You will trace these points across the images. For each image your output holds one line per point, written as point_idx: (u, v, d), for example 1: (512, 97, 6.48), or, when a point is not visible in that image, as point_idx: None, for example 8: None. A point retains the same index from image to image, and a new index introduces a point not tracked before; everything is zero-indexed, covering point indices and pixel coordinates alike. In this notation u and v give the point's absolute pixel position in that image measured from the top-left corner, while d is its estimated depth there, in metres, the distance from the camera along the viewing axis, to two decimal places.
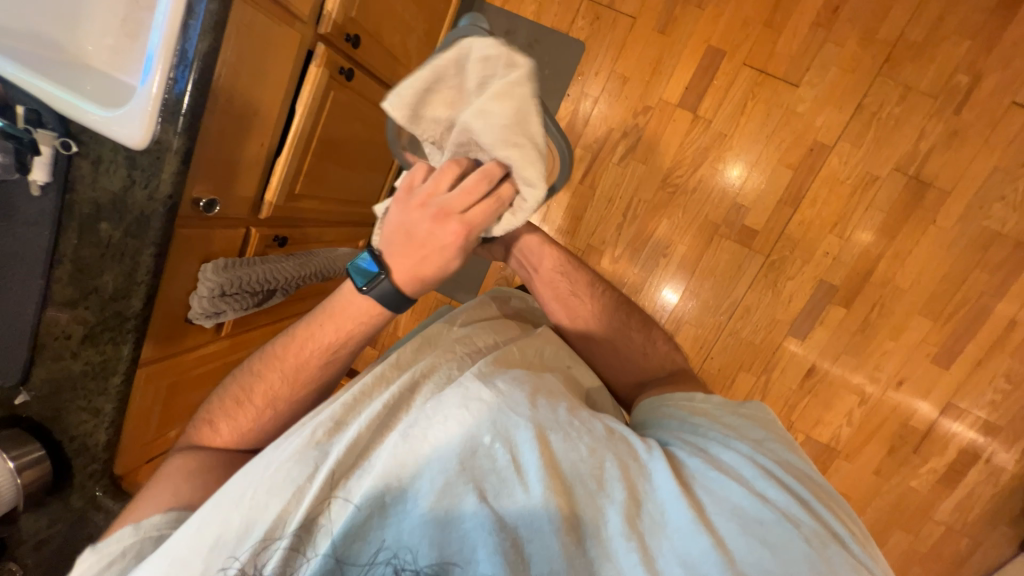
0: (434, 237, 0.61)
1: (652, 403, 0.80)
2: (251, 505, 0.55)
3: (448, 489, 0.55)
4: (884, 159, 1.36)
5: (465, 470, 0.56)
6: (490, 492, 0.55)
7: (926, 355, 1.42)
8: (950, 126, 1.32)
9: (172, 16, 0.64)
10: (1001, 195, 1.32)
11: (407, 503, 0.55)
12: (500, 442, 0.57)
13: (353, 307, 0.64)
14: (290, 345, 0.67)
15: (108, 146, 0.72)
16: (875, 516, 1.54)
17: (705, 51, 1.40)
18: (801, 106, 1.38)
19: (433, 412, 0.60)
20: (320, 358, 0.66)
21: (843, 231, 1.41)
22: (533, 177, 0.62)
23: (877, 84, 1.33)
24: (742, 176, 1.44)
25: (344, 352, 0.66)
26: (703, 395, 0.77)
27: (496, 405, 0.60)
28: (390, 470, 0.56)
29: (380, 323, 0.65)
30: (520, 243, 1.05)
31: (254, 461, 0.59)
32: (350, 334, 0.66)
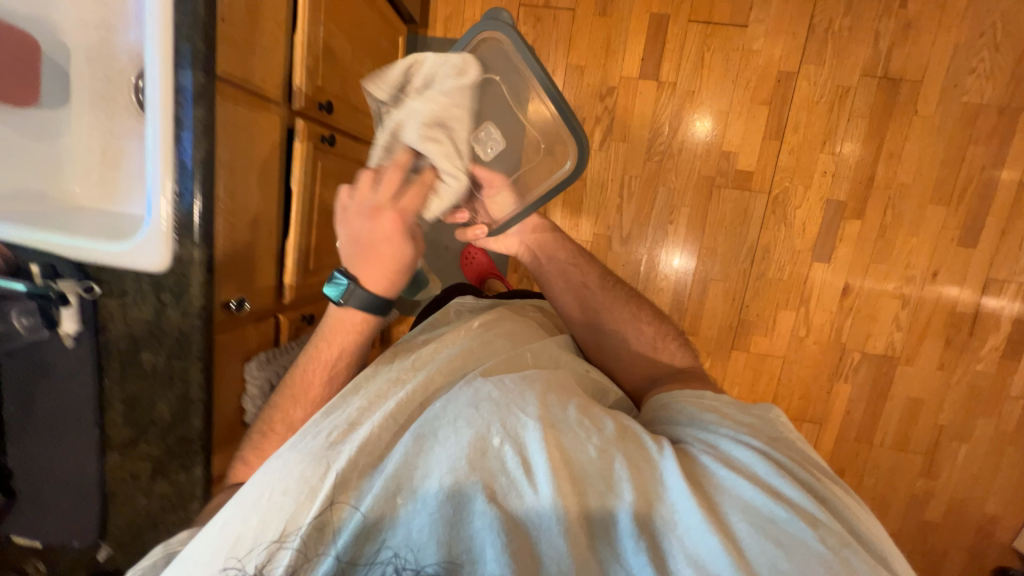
0: (373, 233, 0.74)
1: (664, 399, 0.84)
2: (267, 506, 0.57)
3: (456, 488, 0.55)
4: (850, 69, 1.38)
5: (473, 469, 0.56)
6: (499, 493, 0.56)
7: (951, 241, 1.43)
8: (902, 20, 1.35)
9: (163, 133, 0.64)
10: (970, 69, 1.35)
11: (418, 508, 0.55)
12: (508, 442, 0.59)
13: (341, 322, 0.77)
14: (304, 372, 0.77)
15: (130, 277, 0.71)
16: (954, 411, 1.52)
17: (650, 20, 1.43)
18: (755, 44, 1.40)
19: (444, 415, 0.63)
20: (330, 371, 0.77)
21: (833, 147, 1.42)
22: (454, 170, 0.76)
23: (821, 2, 1.36)
24: (715, 136, 1.46)
25: (341, 364, 0.77)
26: (713, 394, 0.80)
27: (503, 403, 0.63)
28: (400, 472, 0.57)
29: (364, 332, 0.78)
30: (536, 234, 1.07)
31: (270, 463, 0.63)
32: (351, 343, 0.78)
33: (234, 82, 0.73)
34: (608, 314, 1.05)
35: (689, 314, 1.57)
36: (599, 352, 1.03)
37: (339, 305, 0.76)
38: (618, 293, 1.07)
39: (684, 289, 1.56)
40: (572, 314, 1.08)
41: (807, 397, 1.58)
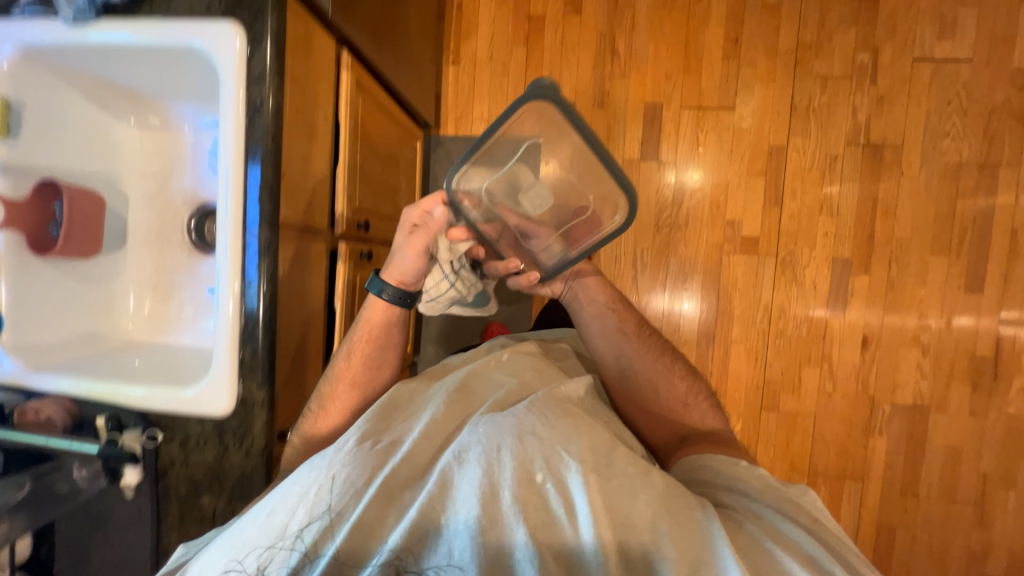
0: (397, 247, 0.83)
1: (693, 462, 0.80)
2: (306, 508, 0.56)
3: (494, 519, 0.52)
4: (835, 140, 1.50)
5: (517, 501, 0.53)
6: (538, 529, 0.52)
7: (959, 287, 1.48)
8: (875, 95, 1.48)
9: (232, 288, 0.70)
10: (944, 132, 1.46)
11: (457, 532, 0.52)
12: (552, 478, 0.55)
13: (375, 312, 0.84)
14: (343, 364, 0.82)
15: (194, 421, 0.72)
16: (995, 455, 1.50)
17: (645, 109, 1.55)
18: (744, 123, 1.52)
19: (486, 437, 0.59)
20: (364, 360, 0.82)
21: (831, 206, 1.51)
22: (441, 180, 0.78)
23: (799, 84, 1.50)
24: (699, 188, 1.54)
25: (374, 352, 0.83)
26: (750, 464, 0.76)
27: (549, 439, 0.59)
28: (438, 491, 0.55)
29: (393, 321, 0.85)
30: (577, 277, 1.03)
31: (304, 468, 0.61)
32: (382, 334, 0.84)
33: (291, 227, 0.79)
34: (637, 376, 0.99)
35: (714, 376, 1.58)
36: (642, 413, 0.98)
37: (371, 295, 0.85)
38: (652, 342, 1.02)
39: (706, 352, 1.58)
40: (606, 361, 1.01)
41: (845, 452, 1.55)
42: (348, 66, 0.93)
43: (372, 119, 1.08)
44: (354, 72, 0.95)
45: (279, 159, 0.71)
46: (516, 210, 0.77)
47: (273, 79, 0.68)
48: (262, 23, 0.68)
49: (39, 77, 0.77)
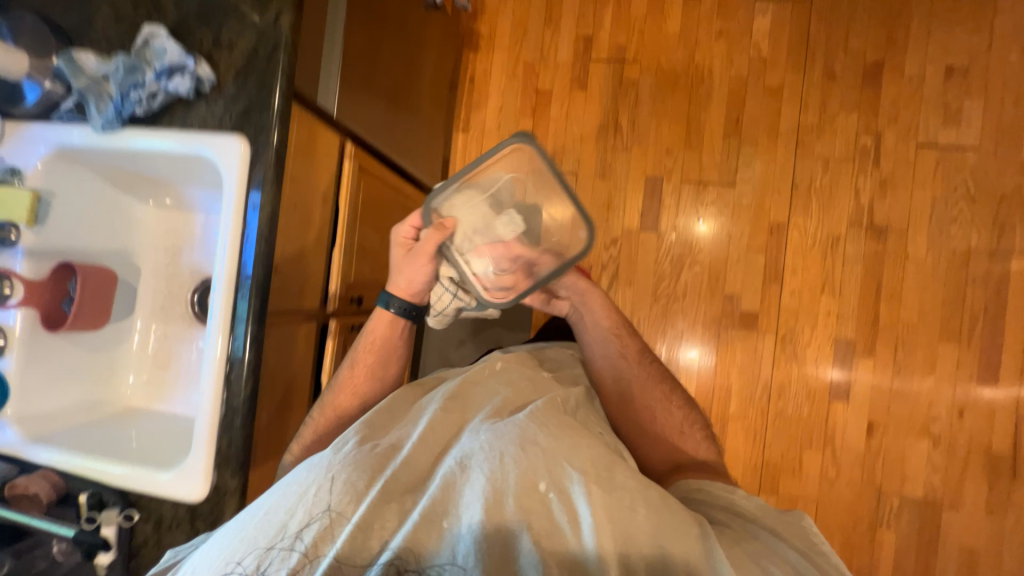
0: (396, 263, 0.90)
1: (688, 491, 0.78)
2: (309, 507, 0.54)
3: (499, 525, 0.52)
4: (837, 220, 1.49)
5: (521, 508, 0.53)
6: (543, 536, 0.52)
7: (970, 378, 1.42)
8: (878, 177, 1.48)
9: (215, 379, 0.73)
10: (951, 218, 1.44)
11: (463, 537, 0.52)
12: (555, 488, 0.55)
13: (376, 328, 0.92)
14: (346, 374, 0.90)
15: (168, 504, 0.75)
16: (1016, 563, 1.39)
17: (645, 181, 1.58)
18: (744, 199, 1.54)
19: (489, 447, 0.59)
20: (366, 370, 0.90)
21: (833, 287, 1.48)
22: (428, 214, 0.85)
23: (799, 165, 1.51)
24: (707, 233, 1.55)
25: (373, 364, 0.91)
26: (745, 491, 0.74)
27: (552, 449, 0.59)
28: (442, 495, 0.55)
29: (393, 335, 0.92)
30: (583, 294, 1.08)
31: (308, 464, 0.61)
32: (385, 347, 0.92)
33: (279, 315, 0.83)
34: None
35: None
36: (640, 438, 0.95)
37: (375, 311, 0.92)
38: (653, 371, 1.02)
39: None
40: (604, 380, 1.01)
41: (850, 545, 1.46)
42: (350, 155, 0.98)
43: (376, 196, 1.14)
44: (356, 160, 1.01)
45: (272, 259, 0.76)
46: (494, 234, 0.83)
47: (270, 187, 0.74)
48: (266, 136, 0.74)
49: (71, 170, 0.85)
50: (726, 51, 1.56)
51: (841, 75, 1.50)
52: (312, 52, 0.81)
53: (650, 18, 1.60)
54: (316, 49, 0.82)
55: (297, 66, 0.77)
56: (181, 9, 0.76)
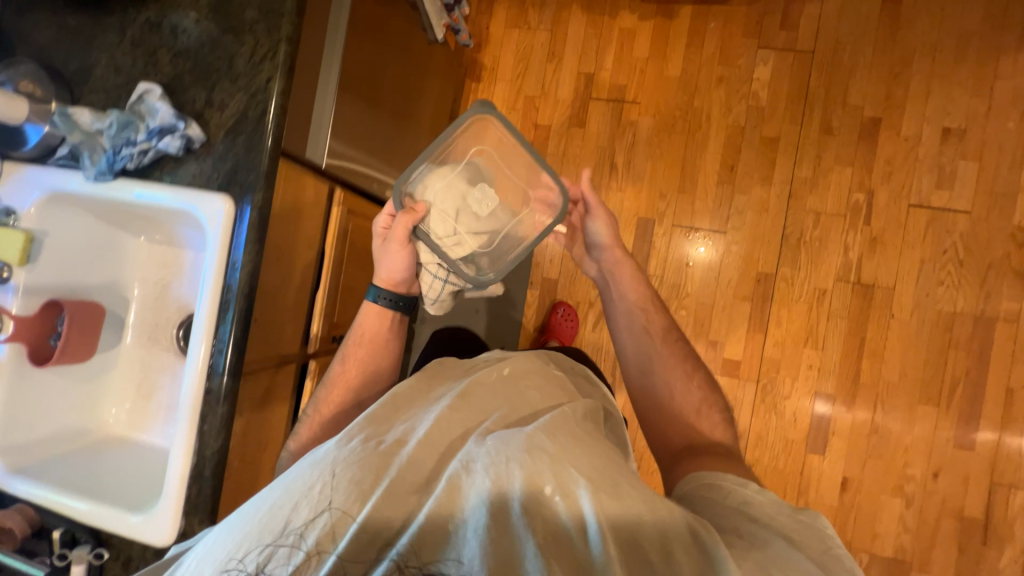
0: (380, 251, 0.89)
1: (694, 488, 0.69)
2: (311, 505, 0.51)
3: (504, 531, 0.49)
4: (825, 274, 1.50)
5: (528, 514, 0.49)
6: (552, 542, 0.49)
7: (947, 440, 1.43)
8: (868, 235, 1.48)
9: (189, 428, 0.76)
10: (939, 280, 1.44)
11: (466, 539, 0.49)
12: (561, 495, 0.51)
13: (369, 323, 0.89)
14: (338, 369, 0.87)
15: (137, 546, 0.79)
16: None
17: (637, 223, 1.60)
18: (734, 247, 1.55)
19: (495, 449, 0.54)
20: (358, 362, 0.87)
21: (817, 341, 1.49)
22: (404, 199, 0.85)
23: (791, 217, 1.52)
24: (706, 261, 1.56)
25: (364, 357, 0.88)
26: (758, 486, 0.65)
27: (561, 454, 0.54)
28: (445, 497, 0.51)
29: (387, 327, 0.90)
30: (616, 264, 1.01)
31: (307, 454, 0.57)
32: (379, 342, 0.89)
33: (257, 364, 0.86)
34: None
35: None
36: (653, 420, 0.89)
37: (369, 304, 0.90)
38: (677, 348, 0.94)
39: None
40: (624, 348, 0.96)
41: None
42: (340, 201, 1.01)
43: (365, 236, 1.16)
44: (346, 205, 1.04)
45: (251, 316, 0.79)
46: (470, 208, 0.84)
47: (252, 248, 0.77)
48: (251, 197, 0.77)
49: (64, 208, 0.88)
50: (725, 97, 1.56)
51: (837, 130, 1.51)
52: (302, 110, 0.83)
53: (652, 58, 1.60)
54: (306, 105, 0.84)
55: (285, 127, 0.79)
56: (177, 65, 0.78)
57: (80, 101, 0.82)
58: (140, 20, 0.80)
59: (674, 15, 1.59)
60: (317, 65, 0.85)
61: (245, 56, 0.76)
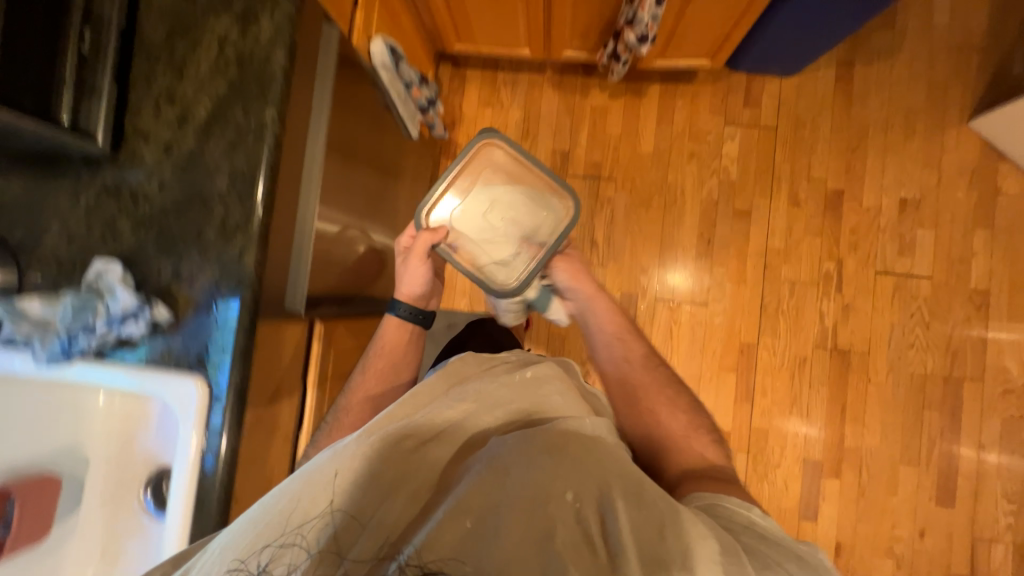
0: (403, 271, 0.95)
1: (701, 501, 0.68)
2: (328, 502, 0.49)
3: (528, 531, 0.46)
4: (804, 343, 1.54)
5: (553, 512, 0.47)
6: (576, 545, 0.46)
7: (929, 499, 1.48)
8: (841, 302, 1.54)
9: None
10: (909, 344, 1.51)
11: (488, 538, 0.45)
12: (588, 495, 0.50)
13: (391, 337, 0.97)
14: (360, 378, 0.94)
15: None
16: None
17: (620, 298, 1.60)
18: (716, 319, 1.57)
19: (519, 446, 0.53)
20: (378, 374, 0.94)
21: (801, 409, 1.53)
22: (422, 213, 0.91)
23: (768, 287, 1.56)
24: (688, 338, 1.57)
25: (383, 366, 0.95)
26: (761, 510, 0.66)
27: (585, 456, 0.54)
28: (469, 494, 0.48)
29: (406, 338, 0.98)
30: (586, 298, 0.98)
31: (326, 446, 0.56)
32: (398, 353, 0.97)
33: None
34: None
35: None
36: None
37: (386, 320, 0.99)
38: (658, 376, 0.93)
39: None
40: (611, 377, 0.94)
41: None
42: (320, 334, 0.94)
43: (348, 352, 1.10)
44: (326, 336, 0.97)
45: (230, 508, 0.72)
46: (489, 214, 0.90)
47: (231, 431, 0.71)
48: (229, 377, 0.71)
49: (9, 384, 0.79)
50: (697, 172, 1.60)
51: (804, 202, 1.57)
52: (280, 266, 0.79)
53: (625, 135, 1.63)
54: (284, 260, 0.79)
55: (263, 294, 0.74)
56: (139, 234, 0.73)
57: (28, 272, 0.75)
58: (96, 185, 0.74)
59: (643, 92, 1.62)
60: (295, 216, 0.81)
61: (215, 226, 0.72)
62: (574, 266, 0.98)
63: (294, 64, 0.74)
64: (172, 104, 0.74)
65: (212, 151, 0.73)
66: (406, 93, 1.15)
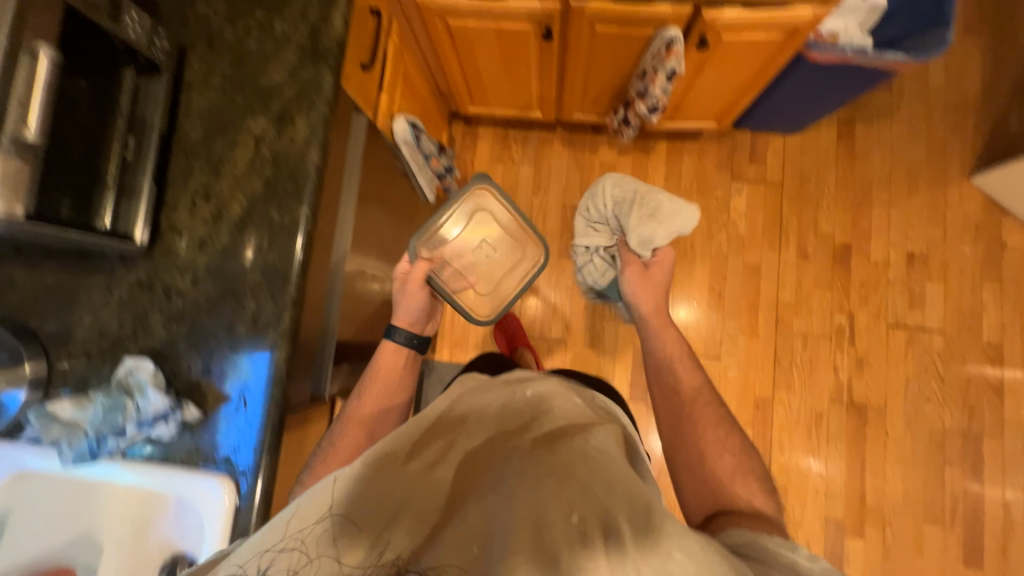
0: (403, 292, 0.92)
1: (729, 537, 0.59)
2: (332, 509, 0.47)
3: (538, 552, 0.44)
4: (819, 396, 1.53)
5: (565, 530, 0.45)
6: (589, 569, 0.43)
7: (956, 559, 1.44)
8: (854, 355, 1.54)
9: None
10: (925, 398, 1.50)
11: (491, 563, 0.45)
12: (603, 516, 0.46)
13: (387, 363, 0.89)
14: (355, 403, 0.83)
15: None
16: None
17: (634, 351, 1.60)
18: (730, 372, 1.56)
19: (530, 463, 0.51)
20: (375, 400, 0.84)
21: (820, 466, 1.50)
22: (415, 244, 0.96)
23: (780, 340, 1.56)
24: None
25: (380, 392, 0.86)
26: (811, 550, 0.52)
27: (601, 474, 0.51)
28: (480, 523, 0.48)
29: (405, 364, 0.90)
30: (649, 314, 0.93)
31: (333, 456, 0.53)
32: (395, 376, 0.88)
33: None
34: None
35: None
36: None
37: (382, 346, 0.91)
38: (710, 412, 0.81)
39: None
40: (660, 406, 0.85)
41: None
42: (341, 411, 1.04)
43: None
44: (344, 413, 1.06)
45: None
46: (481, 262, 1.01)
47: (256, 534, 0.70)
48: (255, 477, 0.70)
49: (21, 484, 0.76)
50: (706, 226, 1.63)
51: (813, 256, 1.59)
52: (306, 356, 0.79)
53: None
54: (311, 349, 0.80)
55: (291, 388, 0.75)
56: (171, 329, 0.74)
57: (58, 364, 0.76)
58: (130, 279, 0.75)
59: (651, 149, 1.67)
60: (322, 302, 0.82)
61: (246, 322, 0.73)
62: (642, 275, 0.95)
63: (327, 163, 0.77)
64: (208, 201, 0.76)
65: (245, 248, 0.74)
66: (425, 163, 1.18)
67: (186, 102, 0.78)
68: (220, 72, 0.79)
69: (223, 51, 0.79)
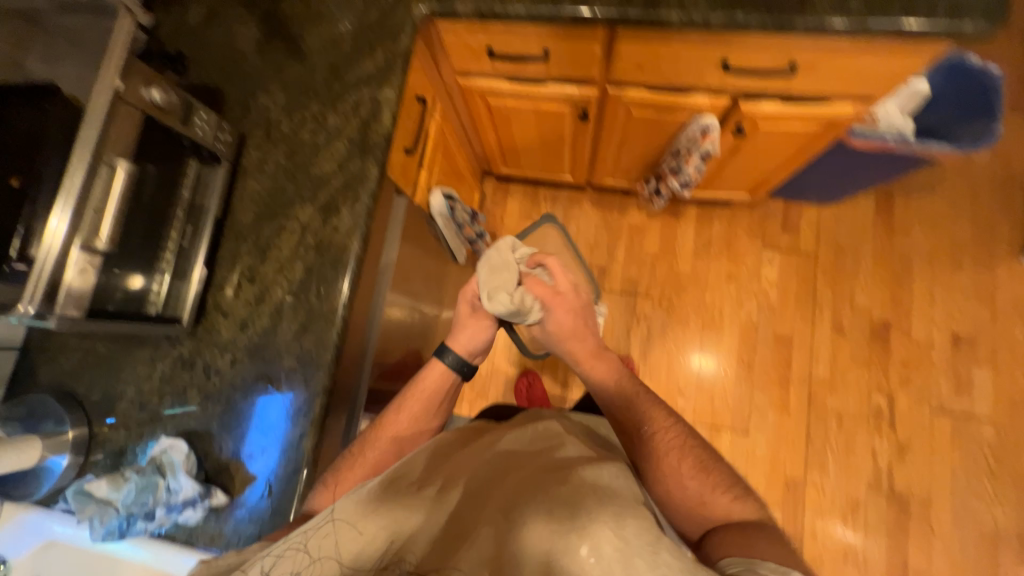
0: (465, 319, 0.86)
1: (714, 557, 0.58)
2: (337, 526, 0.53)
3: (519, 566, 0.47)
4: (856, 482, 1.44)
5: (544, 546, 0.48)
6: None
7: None
8: (894, 440, 1.45)
9: None
10: (974, 492, 1.40)
11: None
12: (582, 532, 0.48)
13: (429, 376, 0.82)
14: (389, 418, 0.78)
15: None
16: None
17: None
18: (758, 448, 1.49)
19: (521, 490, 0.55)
20: (412, 418, 0.79)
21: (857, 555, 1.40)
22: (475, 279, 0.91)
23: (813, 418, 1.49)
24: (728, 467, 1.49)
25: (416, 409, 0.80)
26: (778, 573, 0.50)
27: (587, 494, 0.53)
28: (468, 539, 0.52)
29: (445, 386, 0.83)
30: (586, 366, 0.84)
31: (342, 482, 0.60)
32: (433, 392, 0.82)
33: None
34: None
35: None
36: None
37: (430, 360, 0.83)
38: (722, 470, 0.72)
39: None
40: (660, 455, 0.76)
41: None
42: None
43: None
44: None
45: None
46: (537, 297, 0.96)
47: None
48: None
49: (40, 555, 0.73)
50: (736, 294, 1.60)
51: (849, 331, 1.53)
52: (334, 439, 0.80)
53: (662, 254, 1.65)
54: (337, 431, 0.81)
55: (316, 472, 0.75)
56: (207, 408, 0.76)
57: (98, 431, 0.78)
58: (173, 355, 0.78)
59: (681, 214, 1.67)
60: (352, 384, 0.83)
61: (278, 406, 0.74)
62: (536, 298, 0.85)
63: (367, 251, 0.80)
64: (252, 283, 0.79)
65: (284, 332, 0.76)
66: (459, 231, 1.21)
67: (241, 187, 0.83)
68: (275, 160, 0.83)
69: (278, 140, 0.84)
